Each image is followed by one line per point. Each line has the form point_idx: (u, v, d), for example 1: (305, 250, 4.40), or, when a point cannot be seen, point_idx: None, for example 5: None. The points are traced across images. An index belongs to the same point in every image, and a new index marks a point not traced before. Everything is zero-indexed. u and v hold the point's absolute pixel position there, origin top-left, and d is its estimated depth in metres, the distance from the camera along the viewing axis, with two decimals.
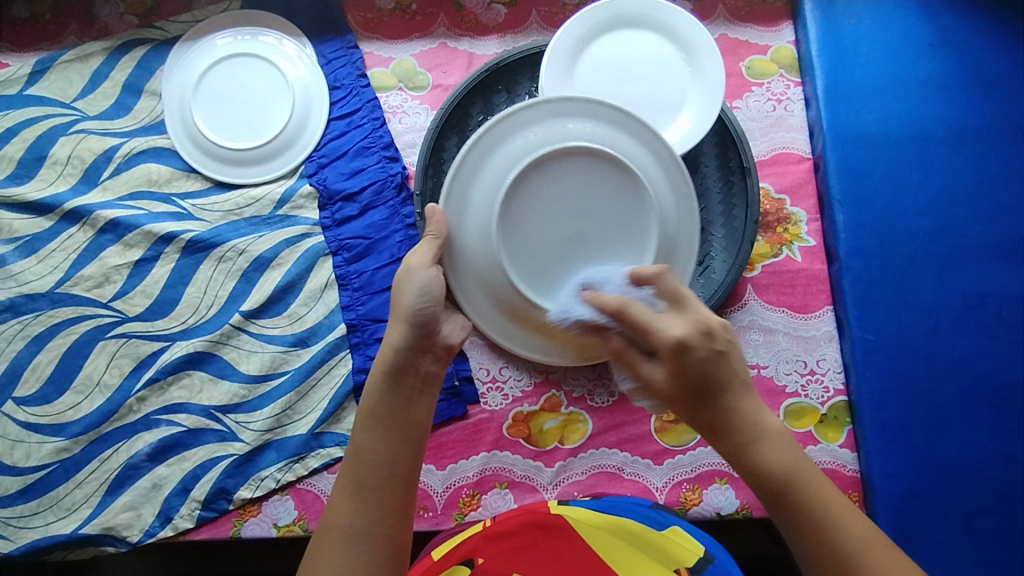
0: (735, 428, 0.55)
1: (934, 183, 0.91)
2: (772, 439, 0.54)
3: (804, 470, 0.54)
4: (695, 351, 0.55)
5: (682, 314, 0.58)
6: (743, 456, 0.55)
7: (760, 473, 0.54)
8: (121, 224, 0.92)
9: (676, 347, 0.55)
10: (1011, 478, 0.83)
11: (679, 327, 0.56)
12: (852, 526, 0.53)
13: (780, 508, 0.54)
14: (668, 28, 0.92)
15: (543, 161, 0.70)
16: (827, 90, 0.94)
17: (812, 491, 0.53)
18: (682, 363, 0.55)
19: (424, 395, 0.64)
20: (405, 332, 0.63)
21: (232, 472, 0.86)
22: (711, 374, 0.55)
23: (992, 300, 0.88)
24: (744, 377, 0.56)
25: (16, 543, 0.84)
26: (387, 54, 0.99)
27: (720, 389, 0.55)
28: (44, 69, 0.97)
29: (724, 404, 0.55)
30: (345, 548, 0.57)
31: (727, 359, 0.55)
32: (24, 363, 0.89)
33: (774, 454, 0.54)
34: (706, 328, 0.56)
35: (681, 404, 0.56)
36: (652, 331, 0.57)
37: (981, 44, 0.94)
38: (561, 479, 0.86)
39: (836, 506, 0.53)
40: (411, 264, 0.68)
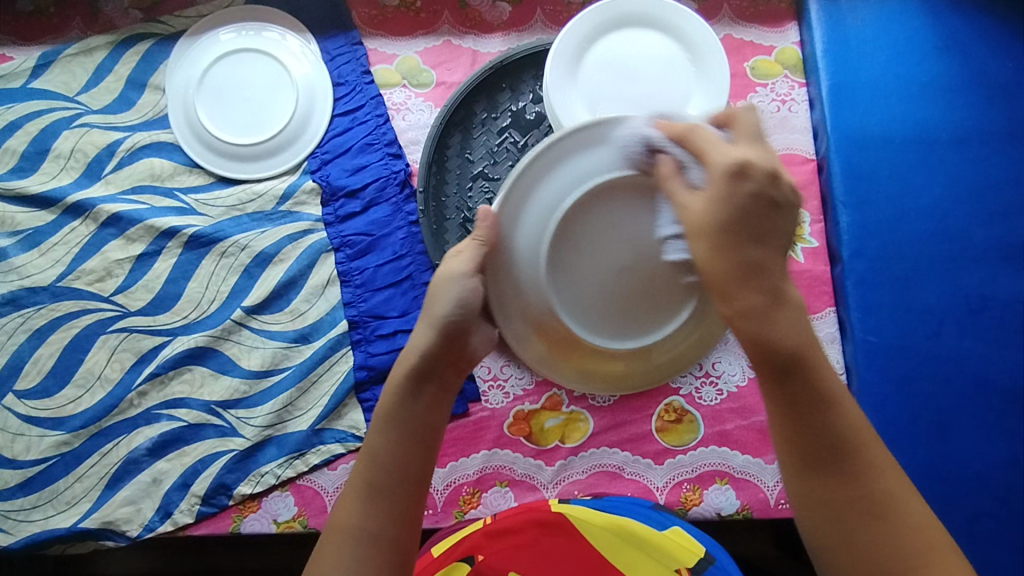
0: (754, 289, 0.52)
1: (938, 186, 0.91)
2: (791, 309, 0.53)
3: (816, 351, 0.53)
4: (748, 182, 0.52)
5: (749, 147, 0.55)
6: (765, 324, 0.52)
7: (774, 345, 0.52)
8: (123, 218, 0.92)
9: (732, 171, 0.52)
10: (1012, 482, 0.83)
11: (743, 151, 0.53)
12: (851, 412, 0.54)
13: (785, 381, 0.52)
14: (673, 27, 0.92)
15: (609, 185, 0.57)
16: (832, 92, 0.94)
17: (820, 367, 0.53)
18: (734, 188, 0.52)
19: (444, 402, 0.60)
20: (435, 339, 0.58)
21: (232, 468, 0.86)
22: (753, 214, 0.52)
23: (995, 304, 0.88)
24: (779, 241, 0.53)
25: (15, 536, 0.84)
26: (391, 51, 0.99)
27: (759, 241, 0.52)
28: (48, 63, 0.97)
29: (762, 265, 0.52)
30: (352, 553, 0.56)
31: (775, 213, 0.53)
32: (25, 356, 0.89)
33: (796, 324, 0.52)
34: (776, 171, 0.53)
35: (707, 235, 0.52)
36: (707, 155, 0.54)
37: (986, 47, 0.94)
38: (561, 478, 0.86)
39: (845, 395, 0.54)
40: (451, 268, 0.58)
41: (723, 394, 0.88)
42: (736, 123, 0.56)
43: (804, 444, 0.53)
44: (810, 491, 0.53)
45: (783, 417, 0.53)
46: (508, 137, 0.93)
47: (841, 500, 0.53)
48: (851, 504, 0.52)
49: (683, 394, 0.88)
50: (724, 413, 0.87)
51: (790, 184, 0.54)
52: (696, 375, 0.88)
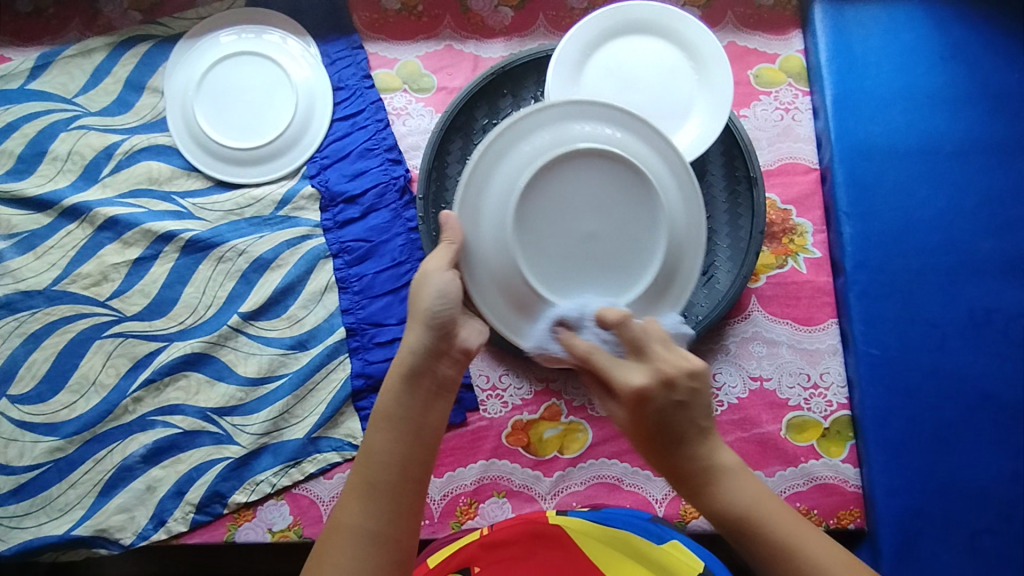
0: (685, 474, 0.57)
1: (942, 197, 0.90)
2: (729, 476, 0.57)
3: (764, 511, 0.56)
4: (653, 401, 0.56)
5: (642, 362, 0.58)
6: (700, 499, 0.57)
7: (718, 512, 0.57)
8: (119, 222, 0.91)
9: (637, 399, 0.57)
10: (1015, 498, 0.82)
11: (637, 377, 0.57)
12: (819, 562, 0.53)
13: (744, 542, 0.56)
14: (677, 35, 0.91)
15: (559, 160, 0.66)
16: (836, 101, 0.93)
17: (768, 524, 0.55)
18: (643, 411, 0.57)
19: (440, 399, 0.62)
20: (424, 336, 0.61)
21: (227, 476, 0.85)
22: (670, 419, 0.57)
23: (998, 316, 0.87)
24: (701, 423, 0.58)
25: (8, 543, 0.83)
26: (392, 56, 0.98)
27: (678, 432, 0.57)
28: (46, 64, 0.96)
29: (682, 452, 0.57)
30: (353, 551, 0.56)
31: (687, 407, 0.57)
32: (19, 361, 0.88)
33: (729, 495, 0.56)
34: (665, 376, 0.57)
35: (641, 444, 0.59)
36: (612, 379, 0.59)
37: (991, 57, 0.93)
38: (560, 489, 0.85)
39: (807, 545, 0.54)
40: (427, 266, 0.64)
41: (724, 405, 0.87)
42: (622, 331, 0.60)
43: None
44: None
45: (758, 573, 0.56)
46: None
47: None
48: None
49: None
50: (725, 425, 0.86)
51: (688, 372, 0.57)
52: None
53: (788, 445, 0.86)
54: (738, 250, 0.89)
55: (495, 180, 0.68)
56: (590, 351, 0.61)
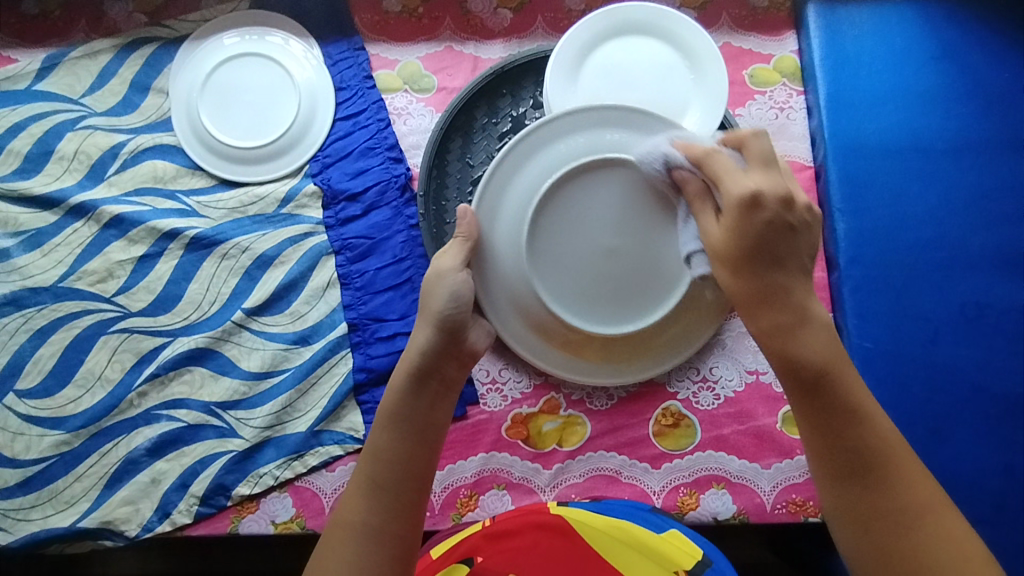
0: (774, 307, 0.58)
1: (933, 194, 0.92)
2: (814, 328, 0.58)
3: (845, 364, 0.58)
4: (765, 210, 0.58)
5: (763, 175, 0.61)
6: (782, 336, 0.58)
7: (798, 356, 0.57)
8: (125, 220, 0.93)
9: (745, 203, 0.58)
10: (1008, 488, 0.84)
11: (755, 181, 0.60)
12: (878, 425, 0.57)
13: (812, 396, 0.57)
14: (673, 35, 0.93)
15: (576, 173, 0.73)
16: (829, 100, 0.95)
17: (844, 381, 0.57)
18: (751, 218, 0.58)
19: (445, 398, 0.65)
20: (432, 336, 0.66)
21: (231, 468, 0.86)
22: (770, 237, 0.58)
23: (990, 311, 0.89)
24: (800, 262, 0.60)
25: (14, 535, 0.84)
26: (393, 57, 1.00)
27: (774, 255, 0.59)
28: (53, 65, 0.98)
29: (781, 268, 0.59)
30: (358, 546, 0.58)
31: (795, 233, 0.59)
32: (26, 356, 0.90)
33: (813, 339, 0.58)
34: (786, 195, 0.59)
35: (732, 266, 0.60)
36: (725, 184, 0.60)
37: (981, 57, 0.95)
38: (559, 481, 0.87)
39: (875, 412, 0.57)
40: (439, 267, 0.70)
41: (720, 398, 0.88)
42: (748, 148, 0.62)
43: (835, 457, 0.57)
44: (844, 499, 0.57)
45: (811, 426, 0.58)
46: (508, 142, 0.93)
47: (880, 509, 0.55)
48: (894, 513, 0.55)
49: (680, 399, 0.88)
50: (721, 418, 0.88)
51: (804, 205, 0.61)
52: (693, 380, 0.89)
53: (785, 438, 0.87)
54: None
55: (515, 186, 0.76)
56: (708, 158, 0.63)
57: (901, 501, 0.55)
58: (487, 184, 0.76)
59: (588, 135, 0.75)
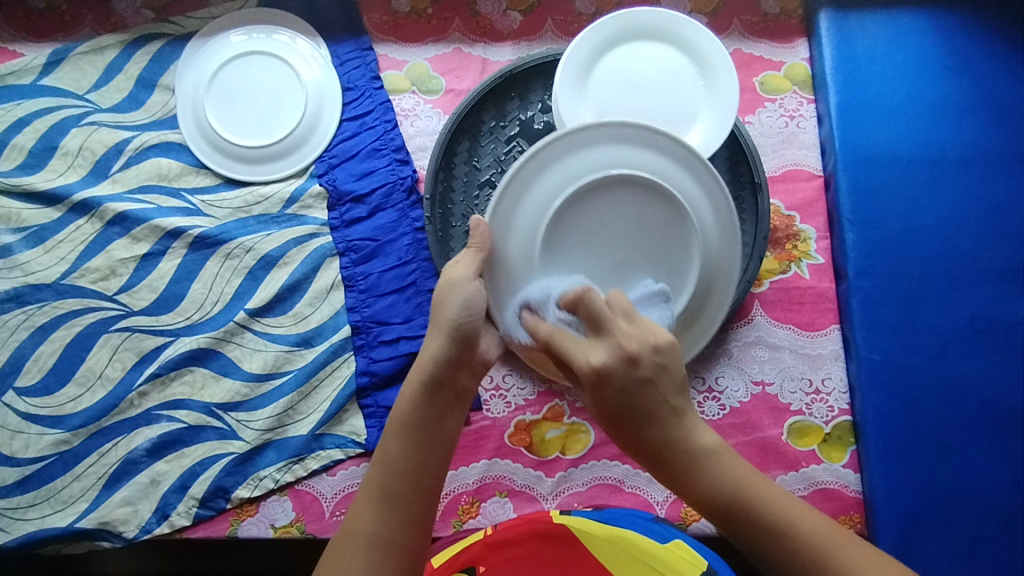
0: (661, 454, 0.55)
1: (944, 206, 0.91)
2: (710, 458, 0.54)
3: (750, 485, 0.54)
4: (613, 382, 0.54)
5: (601, 343, 0.55)
6: (680, 484, 0.55)
7: (700, 497, 0.54)
8: (129, 217, 0.92)
9: (591, 380, 0.54)
10: (1016, 505, 0.83)
11: (597, 355, 0.54)
12: (806, 530, 0.53)
13: (734, 527, 0.54)
14: (683, 41, 0.92)
15: (590, 188, 0.67)
16: (840, 109, 0.94)
17: (755, 499, 0.54)
18: (602, 393, 0.54)
19: (457, 409, 0.62)
20: (446, 344, 0.61)
21: (231, 471, 0.85)
22: (631, 400, 0.54)
23: (1000, 325, 0.88)
24: (672, 403, 0.54)
25: (12, 534, 0.84)
26: (401, 57, 0.99)
27: (640, 413, 0.54)
28: (58, 60, 0.97)
29: (649, 423, 0.54)
30: (365, 557, 0.57)
31: (655, 385, 0.54)
32: (27, 353, 0.89)
33: (716, 472, 0.54)
34: (626, 352, 0.54)
35: (610, 427, 0.56)
36: (571, 360, 0.56)
37: (994, 67, 0.94)
38: (561, 490, 0.86)
39: (796, 517, 0.53)
40: (453, 276, 0.63)
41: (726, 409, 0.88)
42: (581, 310, 0.57)
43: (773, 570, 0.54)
44: None
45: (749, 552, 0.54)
46: (515, 146, 0.92)
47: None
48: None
49: None
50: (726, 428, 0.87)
51: (653, 348, 0.54)
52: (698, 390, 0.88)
53: (790, 450, 0.86)
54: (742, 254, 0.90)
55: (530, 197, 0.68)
56: (551, 334, 0.58)
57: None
58: (503, 193, 0.67)
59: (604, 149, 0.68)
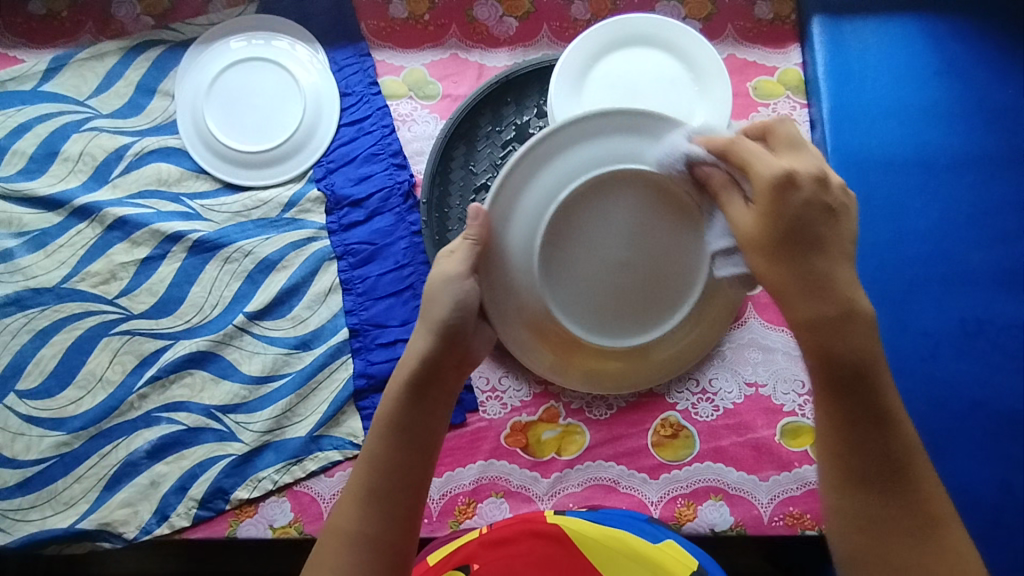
0: (824, 290, 0.54)
1: (935, 210, 0.92)
2: (863, 322, 0.53)
3: (877, 369, 0.54)
4: (800, 190, 0.54)
5: (788, 159, 0.57)
6: (835, 329, 0.53)
7: (835, 353, 0.53)
8: (129, 222, 0.93)
9: (778, 183, 0.54)
10: (1005, 504, 0.83)
11: (795, 165, 0.56)
12: (903, 432, 0.54)
13: (842, 394, 0.54)
14: (677, 47, 0.94)
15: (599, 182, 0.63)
16: (832, 114, 0.95)
17: (879, 381, 0.54)
18: (784, 198, 0.54)
19: (445, 407, 0.62)
20: (434, 345, 0.61)
21: (230, 472, 0.86)
22: (809, 220, 0.54)
23: (990, 327, 0.89)
24: (844, 246, 0.55)
25: (13, 535, 0.85)
26: (399, 63, 1.00)
27: (816, 236, 0.54)
28: (59, 67, 0.98)
29: (816, 250, 0.54)
30: (351, 556, 0.56)
31: (836, 219, 0.56)
32: (28, 356, 0.90)
33: (859, 339, 0.53)
34: (824, 175, 0.56)
35: (766, 254, 0.55)
36: (751, 168, 0.56)
37: (984, 72, 0.95)
38: (557, 490, 0.87)
39: (903, 418, 0.54)
40: (447, 272, 0.62)
41: (719, 410, 0.89)
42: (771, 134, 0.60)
43: (854, 458, 0.54)
44: (850, 504, 0.54)
45: (835, 424, 0.54)
46: (511, 150, 0.93)
47: (890, 515, 0.53)
48: (906, 519, 0.53)
49: (679, 410, 0.89)
50: (720, 429, 0.88)
51: (840, 185, 0.57)
52: (692, 392, 0.90)
53: (783, 450, 0.87)
54: None
55: (537, 183, 0.63)
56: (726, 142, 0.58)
57: (920, 509, 0.53)
58: (502, 183, 0.63)
59: (618, 136, 0.63)
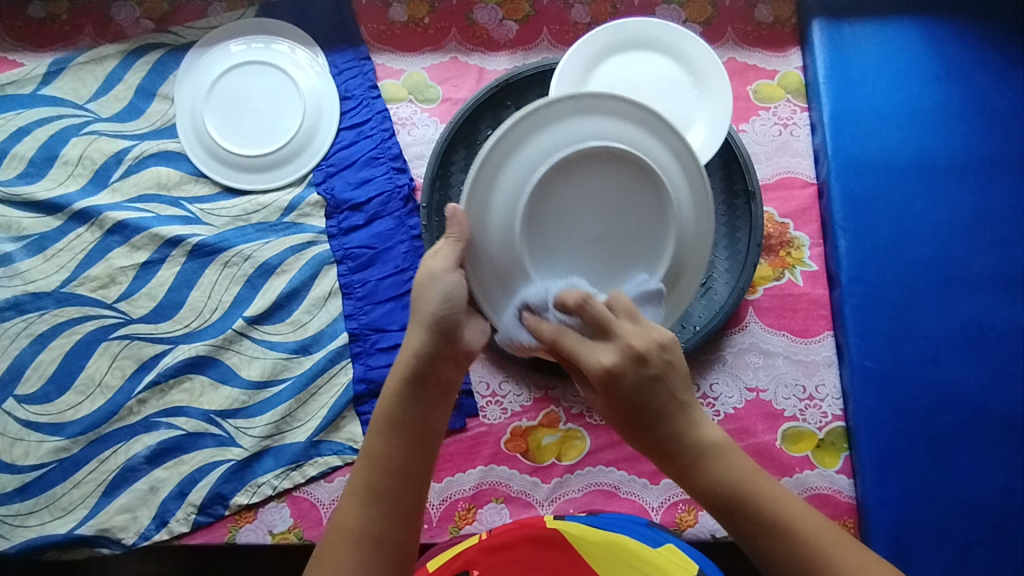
0: (671, 445, 0.55)
1: (936, 214, 0.92)
2: (713, 455, 0.55)
3: (752, 489, 0.54)
4: (622, 380, 0.54)
5: (614, 334, 0.55)
6: (686, 476, 0.56)
7: (705, 492, 0.55)
8: (128, 226, 0.93)
9: (602, 380, 0.55)
10: (1007, 510, 0.83)
11: (606, 356, 0.55)
12: (811, 537, 0.53)
13: (732, 521, 0.55)
14: (677, 50, 0.94)
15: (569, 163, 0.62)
16: (833, 117, 0.95)
17: (764, 500, 0.54)
18: (614, 388, 0.55)
19: (445, 401, 0.59)
20: (428, 340, 0.57)
21: (229, 478, 0.86)
22: (638, 398, 0.55)
23: (991, 331, 0.88)
24: (679, 404, 0.55)
25: (12, 541, 0.84)
26: (399, 67, 1.00)
27: (650, 411, 0.55)
28: (58, 70, 0.98)
29: (650, 423, 0.55)
30: (353, 555, 0.55)
31: (664, 380, 0.55)
32: (27, 361, 0.90)
33: (724, 473, 0.55)
34: (637, 352, 0.54)
35: (619, 424, 0.57)
36: (580, 360, 0.56)
37: (985, 76, 0.95)
38: (557, 495, 0.86)
39: (808, 524, 0.54)
40: (433, 267, 0.59)
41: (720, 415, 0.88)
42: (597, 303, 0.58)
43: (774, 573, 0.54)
44: None
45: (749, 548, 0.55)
46: None
47: None
48: None
49: None
50: None
51: (659, 347, 0.55)
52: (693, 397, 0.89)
53: (784, 456, 0.87)
54: (736, 263, 0.90)
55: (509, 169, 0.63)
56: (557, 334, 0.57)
57: None
58: (475, 180, 0.62)
59: (579, 119, 0.63)
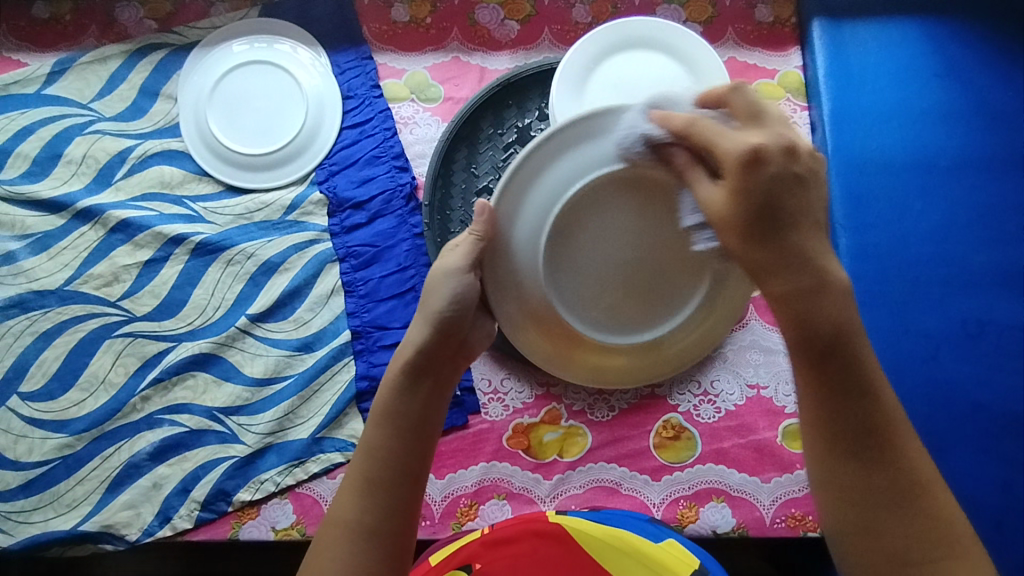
0: (794, 269, 0.50)
1: (936, 211, 0.92)
2: (834, 292, 0.50)
3: (854, 336, 0.51)
4: (769, 162, 0.50)
5: (758, 128, 0.53)
6: (796, 302, 0.50)
7: (815, 324, 0.50)
8: (132, 224, 0.93)
9: (745, 159, 0.50)
10: (1007, 506, 0.84)
11: (756, 138, 0.51)
12: (886, 399, 0.51)
13: (825, 362, 0.51)
14: (677, 50, 0.94)
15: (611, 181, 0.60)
16: (833, 116, 0.95)
17: (858, 350, 0.51)
18: (754, 174, 0.50)
19: (441, 395, 0.59)
20: (430, 335, 0.59)
21: (232, 474, 0.86)
22: (777, 194, 0.50)
23: (991, 329, 0.89)
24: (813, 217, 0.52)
25: (15, 537, 0.85)
26: (401, 66, 1.01)
27: (785, 216, 0.50)
28: (62, 70, 0.98)
29: (789, 231, 0.51)
30: (350, 547, 0.54)
31: (804, 187, 0.51)
32: (31, 358, 0.90)
33: (830, 309, 0.50)
34: (789, 144, 0.51)
35: (735, 232, 0.51)
36: (718, 143, 0.52)
37: (984, 75, 0.96)
38: (559, 492, 0.87)
39: (882, 386, 0.52)
40: (446, 265, 0.60)
41: (721, 412, 0.89)
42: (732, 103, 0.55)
43: (838, 422, 0.51)
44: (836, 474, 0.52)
45: (821, 392, 0.51)
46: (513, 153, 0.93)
47: (871, 486, 0.50)
48: (882, 491, 0.50)
49: (681, 412, 0.89)
50: (721, 431, 0.88)
51: (810, 152, 0.53)
52: (694, 393, 0.90)
53: (785, 452, 0.87)
54: None
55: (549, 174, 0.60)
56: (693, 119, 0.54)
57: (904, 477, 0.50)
58: (511, 179, 0.60)
59: None
